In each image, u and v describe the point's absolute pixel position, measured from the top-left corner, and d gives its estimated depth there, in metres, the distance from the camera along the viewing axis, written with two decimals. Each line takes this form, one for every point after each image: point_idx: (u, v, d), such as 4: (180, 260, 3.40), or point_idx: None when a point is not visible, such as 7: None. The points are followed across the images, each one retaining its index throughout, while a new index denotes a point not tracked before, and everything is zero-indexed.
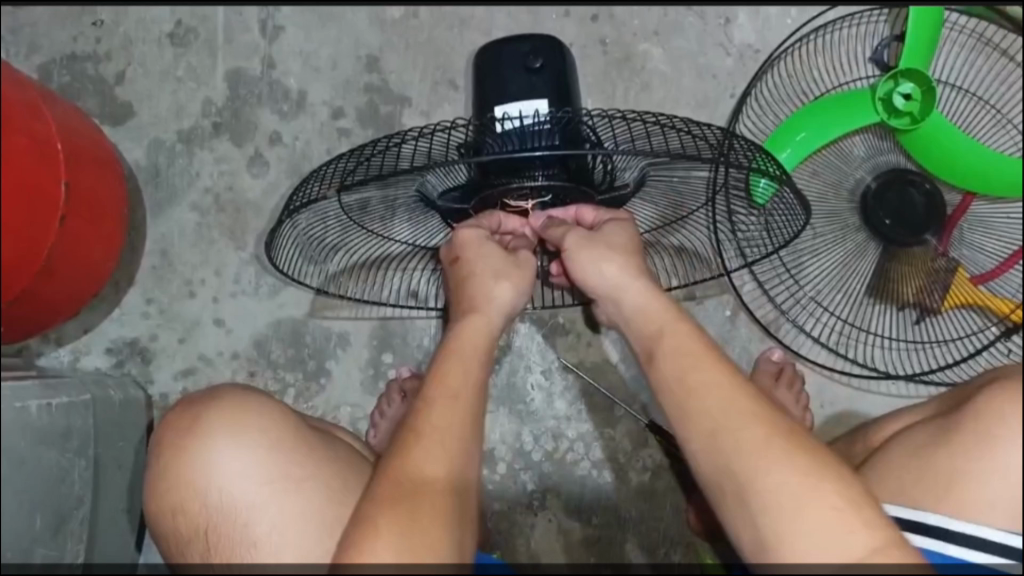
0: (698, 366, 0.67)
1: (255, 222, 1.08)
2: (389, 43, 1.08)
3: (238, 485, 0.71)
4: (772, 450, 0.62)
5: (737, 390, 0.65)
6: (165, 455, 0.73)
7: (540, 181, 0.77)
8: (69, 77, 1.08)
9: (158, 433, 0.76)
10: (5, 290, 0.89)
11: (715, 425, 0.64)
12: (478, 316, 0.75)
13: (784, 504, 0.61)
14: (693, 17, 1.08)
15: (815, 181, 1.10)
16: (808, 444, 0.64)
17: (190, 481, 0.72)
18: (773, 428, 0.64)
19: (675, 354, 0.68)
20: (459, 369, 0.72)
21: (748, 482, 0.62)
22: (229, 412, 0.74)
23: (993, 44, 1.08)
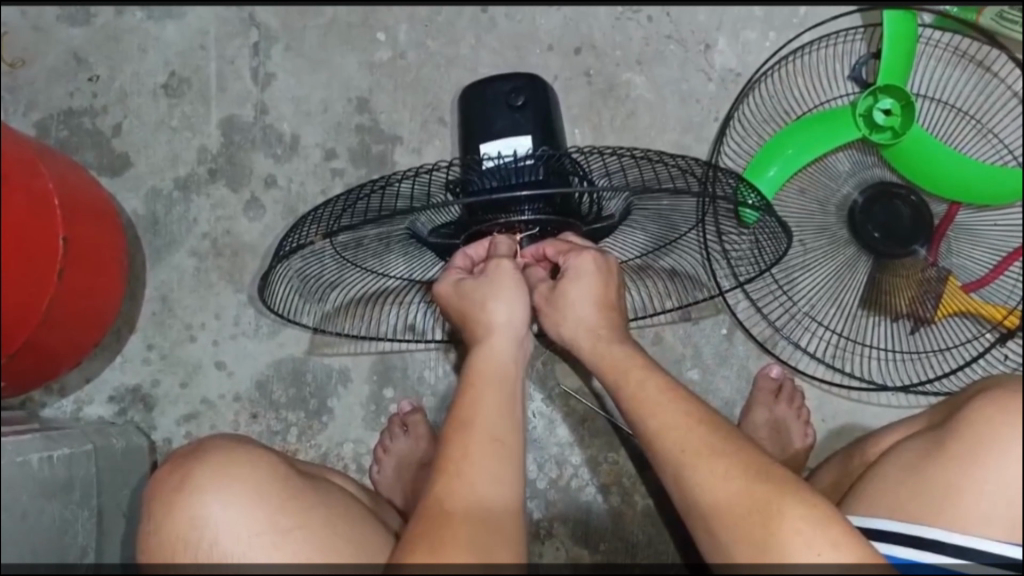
0: (662, 407, 0.76)
1: (253, 264, 1.09)
2: (378, 84, 1.10)
3: (230, 534, 0.78)
4: (736, 483, 0.70)
5: (699, 427, 0.74)
6: (161, 511, 0.80)
7: (528, 216, 0.78)
8: (67, 132, 1.11)
9: (153, 489, 0.83)
10: (6, 343, 0.91)
11: (683, 458, 0.73)
12: (489, 340, 0.78)
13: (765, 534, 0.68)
14: (674, 45, 1.11)
15: (803, 197, 1.12)
16: (775, 474, 0.71)
17: (184, 533, 0.78)
18: (733, 464, 0.71)
19: (641, 398, 0.77)
20: (485, 398, 0.75)
21: (717, 516, 0.70)
22: (218, 466, 0.81)
23: (968, 56, 1.11)
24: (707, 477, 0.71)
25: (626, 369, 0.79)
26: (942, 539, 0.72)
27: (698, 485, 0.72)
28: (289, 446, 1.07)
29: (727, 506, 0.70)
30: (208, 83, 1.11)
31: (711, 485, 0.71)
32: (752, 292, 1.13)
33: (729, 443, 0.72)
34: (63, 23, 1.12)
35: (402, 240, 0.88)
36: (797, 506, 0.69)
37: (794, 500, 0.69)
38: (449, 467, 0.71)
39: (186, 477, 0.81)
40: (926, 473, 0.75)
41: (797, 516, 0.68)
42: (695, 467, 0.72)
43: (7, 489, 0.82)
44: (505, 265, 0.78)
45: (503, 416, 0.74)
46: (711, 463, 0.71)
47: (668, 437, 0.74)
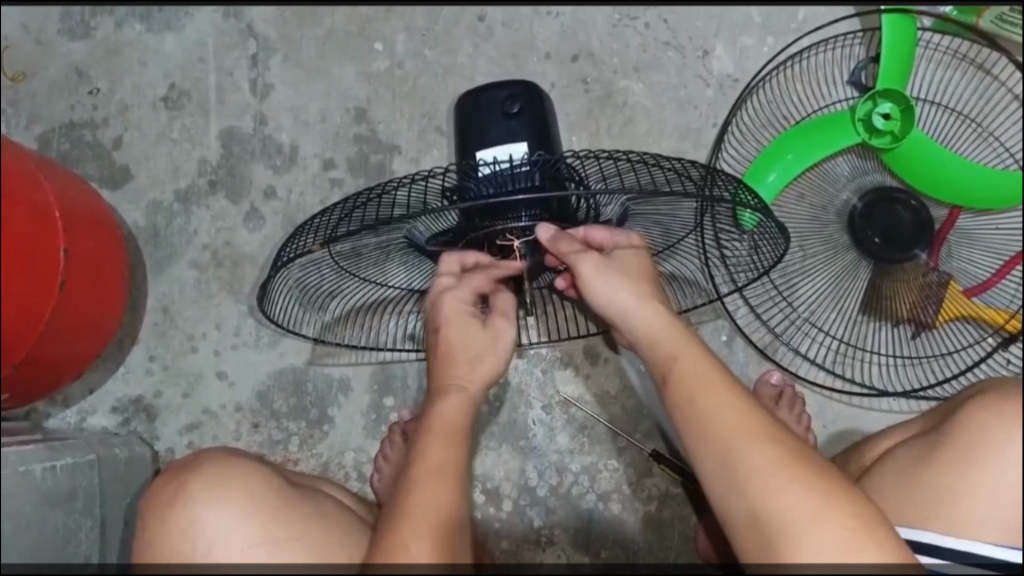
0: (710, 390, 0.68)
1: (253, 275, 1.10)
2: (376, 94, 1.11)
3: (223, 542, 0.78)
4: (798, 486, 0.63)
5: (758, 418, 0.67)
6: (155, 523, 0.80)
7: (525, 223, 0.78)
8: (68, 145, 1.12)
9: (149, 499, 0.84)
10: (9, 357, 0.92)
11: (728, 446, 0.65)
12: (461, 390, 0.77)
13: (799, 522, 0.62)
14: (671, 51, 1.11)
15: (803, 204, 1.11)
16: (814, 464, 0.65)
17: (178, 543, 0.79)
18: (792, 460, 0.65)
19: (687, 378, 0.69)
20: (443, 444, 0.73)
21: (772, 524, 0.63)
22: (213, 476, 0.81)
23: (969, 59, 1.10)
24: (774, 480, 0.63)
25: (680, 352, 0.71)
26: (939, 543, 0.72)
27: (770, 491, 0.63)
28: (291, 455, 1.08)
29: (793, 515, 0.62)
30: (207, 95, 1.12)
31: (781, 493, 0.63)
32: (752, 297, 1.13)
33: (784, 437, 0.66)
34: (64, 37, 1.13)
35: (400, 251, 0.88)
36: (846, 504, 0.63)
37: (841, 501, 0.63)
38: (405, 515, 0.69)
39: (181, 487, 0.81)
40: (920, 480, 0.75)
41: (847, 514, 0.63)
42: (755, 464, 0.64)
43: (8, 503, 0.83)
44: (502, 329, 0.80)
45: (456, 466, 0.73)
46: (768, 453, 0.64)
47: (719, 427, 0.66)
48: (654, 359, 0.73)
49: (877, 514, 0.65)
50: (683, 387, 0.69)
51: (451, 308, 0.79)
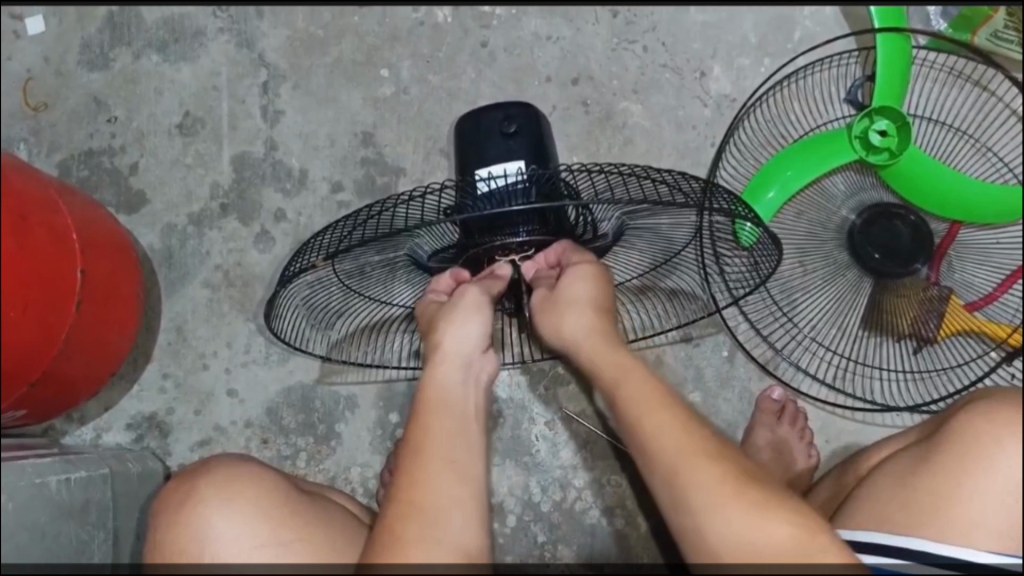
0: (652, 410, 0.70)
1: (263, 295, 1.13)
2: (383, 119, 1.14)
3: (227, 543, 0.81)
4: (745, 508, 0.66)
5: (693, 437, 0.69)
6: (163, 527, 0.83)
7: (522, 238, 0.81)
8: (88, 172, 1.16)
9: (158, 505, 0.86)
10: (30, 370, 0.95)
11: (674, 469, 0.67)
12: (443, 364, 0.77)
13: (735, 534, 0.66)
14: (669, 73, 1.13)
15: (802, 220, 1.12)
16: (765, 487, 0.68)
17: (186, 544, 0.81)
18: (722, 474, 0.67)
19: (637, 398, 0.71)
20: (439, 420, 0.74)
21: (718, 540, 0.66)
22: (222, 477, 0.85)
23: (965, 75, 1.11)
24: (716, 495, 0.66)
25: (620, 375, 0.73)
26: (934, 550, 0.74)
27: (708, 527, 0.66)
28: (299, 471, 1.10)
29: (742, 544, 0.66)
30: (220, 122, 1.16)
31: (727, 524, 0.66)
32: (753, 312, 1.14)
33: (723, 451, 0.69)
34: (83, 68, 1.18)
35: (405, 267, 0.91)
36: (790, 512, 0.67)
37: (782, 517, 0.66)
38: (409, 487, 0.71)
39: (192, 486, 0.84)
40: (916, 485, 0.77)
41: (789, 531, 0.66)
42: (693, 488, 0.67)
43: (23, 514, 0.86)
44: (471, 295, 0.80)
45: (461, 436, 0.74)
46: (706, 469, 0.67)
47: (659, 447, 0.68)
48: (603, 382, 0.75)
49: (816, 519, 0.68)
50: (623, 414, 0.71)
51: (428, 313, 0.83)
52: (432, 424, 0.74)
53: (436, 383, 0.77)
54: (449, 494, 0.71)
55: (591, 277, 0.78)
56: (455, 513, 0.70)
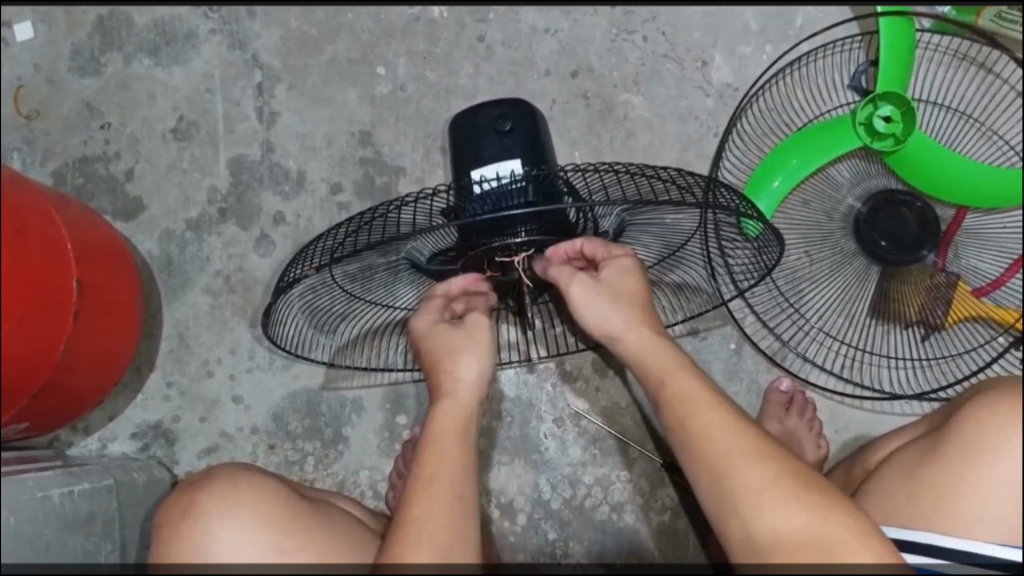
0: (701, 412, 0.73)
1: (265, 300, 1.12)
2: (380, 118, 1.13)
3: (234, 556, 0.80)
4: (804, 505, 0.68)
5: (742, 436, 0.71)
6: (167, 540, 0.82)
7: (523, 238, 0.79)
8: (83, 179, 1.14)
9: (161, 518, 0.85)
10: (29, 384, 0.94)
11: (720, 468, 0.70)
12: (453, 397, 0.77)
13: (790, 534, 0.67)
14: (670, 64, 1.12)
15: (807, 209, 1.11)
16: (816, 483, 0.70)
17: (189, 556, 0.81)
18: (784, 475, 0.69)
19: (683, 402, 0.74)
20: (440, 452, 0.74)
21: (765, 538, 0.68)
22: (223, 487, 0.84)
23: (970, 58, 1.10)
24: (772, 493, 0.68)
25: (666, 373, 0.76)
26: (939, 543, 0.74)
27: (760, 518, 0.68)
28: (307, 475, 1.10)
29: (800, 534, 0.67)
30: (216, 125, 1.15)
31: (785, 518, 0.68)
32: (760, 303, 1.13)
33: (784, 458, 0.71)
34: (74, 73, 1.16)
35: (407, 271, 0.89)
36: (840, 508, 0.69)
37: (836, 514, 0.68)
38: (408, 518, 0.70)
39: (193, 497, 0.84)
40: (923, 479, 0.76)
41: (846, 526, 0.68)
42: (748, 481, 0.69)
43: (27, 528, 0.85)
44: (480, 321, 0.79)
45: (455, 466, 0.73)
46: (761, 467, 0.69)
47: (704, 447, 0.71)
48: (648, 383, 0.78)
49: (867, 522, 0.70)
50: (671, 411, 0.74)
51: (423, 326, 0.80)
52: (432, 460, 0.73)
53: (442, 416, 0.76)
54: (443, 522, 0.70)
55: (629, 273, 0.82)
56: (448, 545, 0.69)
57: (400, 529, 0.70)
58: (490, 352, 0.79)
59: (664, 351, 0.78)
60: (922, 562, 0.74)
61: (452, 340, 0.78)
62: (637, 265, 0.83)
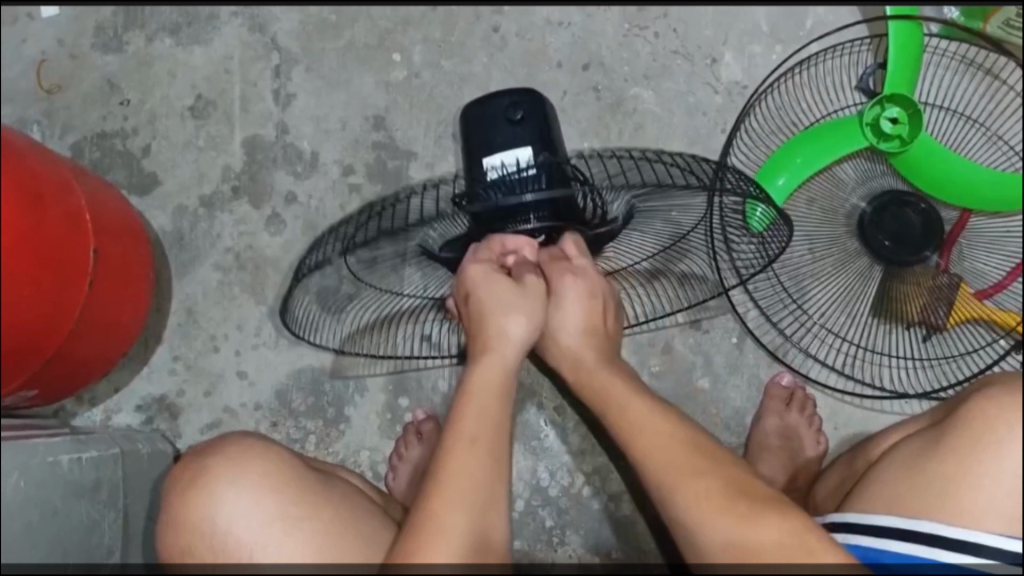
0: (656, 430, 0.79)
1: (274, 278, 1.13)
2: (395, 103, 1.15)
3: (242, 510, 0.81)
4: (728, 514, 0.72)
5: (689, 456, 0.76)
6: (180, 489, 0.84)
7: (532, 223, 0.81)
8: (100, 154, 1.17)
9: (177, 474, 0.87)
10: (43, 351, 0.95)
11: (667, 474, 0.76)
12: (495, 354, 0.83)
13: (722, 531, 0.72)
14: (681, 59, 1.13)
15: (814, 208, 1.12)
16: (750, 495, 0.73)
17: (200, 501, 0.82)
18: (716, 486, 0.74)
19: (642, 421, 0.80)
20: (478, 407, 0.80)
21: (708, 540, 0.72)
22: (228, 465, 0.84)
23: (978, 65, 1.11)
24: (700, 498, 0.73)
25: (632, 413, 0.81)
26: (940, 531, 0.74)
27: (698, 525, 0.73)
28: (308, 453, 1.10)
29: (735, 544, 0.71)
30: (233, 105, 1.17)
31: (722, 529, 0.72)
32: (763, 300, 1.14)
33: (716, 467, 0.76)
34: (97, 51, 1.19)
35: (416, 255, 0.89)
36: (773, 518, 0.71)
37: (776, 522, 0.71)
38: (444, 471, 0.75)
39: (198, 478, 0.84)
40: (925, 469, 0.77)
41: (775, 530, 0.71)
42: (681, 485, 0.74)
43: (35, 491, 0.86)
44: (535, 284, 0.85)
45: (491, 425, 0.79)
46: (694, 483, 0.74)
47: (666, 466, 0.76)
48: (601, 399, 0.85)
49: (807, 521, 0.71)
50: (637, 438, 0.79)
51: (479, 272, 0.83)
52: (473, 415, 0.79)
53: (483, 375, 0.82)
54: (474, 482, 0.75)
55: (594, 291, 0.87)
56: (476, 505, 0.74)
57: (434, 483, 0.75)
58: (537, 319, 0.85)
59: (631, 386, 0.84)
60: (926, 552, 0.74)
61: (506, 294, 0.83)
62: (602, 284, 0.87)
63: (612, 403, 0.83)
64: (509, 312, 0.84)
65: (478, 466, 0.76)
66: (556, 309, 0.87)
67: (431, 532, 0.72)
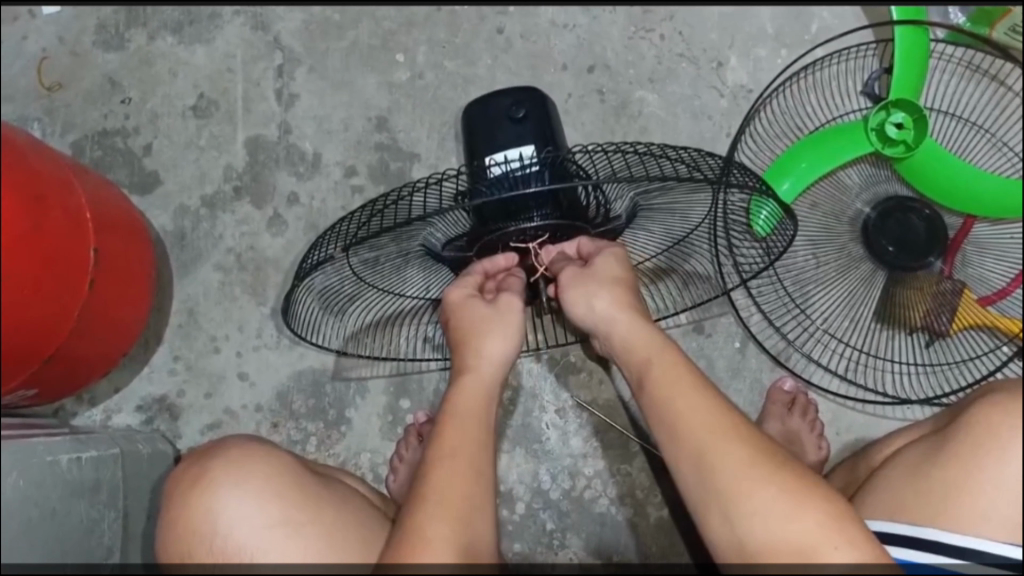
0: (686, 393, 0.74)
1: (276, 279, 1.13)
2: (398, 104, 1.14)
3: (244, 513, 0.80)
4: (779, 495, 0.69)
5: (717, 417, 0.72)
6: (183, 491, 0.83)
7: (537, 222, 0.80)
8: (100, 152, 1.16)
9: (180, 474, 0.86)
10: (44, 349, 0.95)
11: (703, 445, 0.71)
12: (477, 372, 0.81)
13: (767, 522, 0.68)
14: (686, 63, 1.13)
15: (817, 212, 1.12)
16: (788, 467, 0.71)
17: (203, 503, 0.81)
18: (760, 461, 0.70)
19: (665, 379, 0.76)
20: (462, 421, 0.78)
21: (750, 533, 0.68)
22: (226, 468, 0.83)
23: (982, 70, 1.11)
24: (746, 481, 0.69)
25: (654, 358, 0.78)
26: (941, 539, 0.74)
27: (733, 491, 0.69)
28: (308, 455, 1.10)
29: (770, 514, 0.68)
30: (235, 104, 1.16)
31: (757, 499, 0.69)
32: (767, 304, 1.14)
33: (756, 440, 0.72)
34: (99, 49, 1.18)
35: (417, 257, 0.88)
36: (819, 502, 0.69)
37: (813, 498, 0.69)
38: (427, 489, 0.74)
39: (196, 481, 0.83)
40: (930, 475, 0.76)
41: (817, 519, 0.68)
42: (722, 463, 0.70)
43: (34, 491, 0.86)
44: (513, 304, 0.83)
45: (474, 437, 0.77)
46: (735, 448, 0.71)
47: (691, 425, 0.72)
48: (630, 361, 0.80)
49: (844, 507, 0.70)
50: (656, 391, 0.76)
51: (458, 297, 0.85)
52: (455, 432, 0.77)
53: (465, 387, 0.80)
54: (461, 495, 0.74)
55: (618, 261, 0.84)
56: (465, 515, 0.73)
57: (417, 502, 0.73)
58: (518, 330, 0.83)
59: (654, 336, 0.80)
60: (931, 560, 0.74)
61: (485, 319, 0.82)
62: (625, 258, 0.85)
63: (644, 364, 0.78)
64: (489, 331, 0.82)
65: (463, 483, 0.74)
66: (583, 277, 0.82)
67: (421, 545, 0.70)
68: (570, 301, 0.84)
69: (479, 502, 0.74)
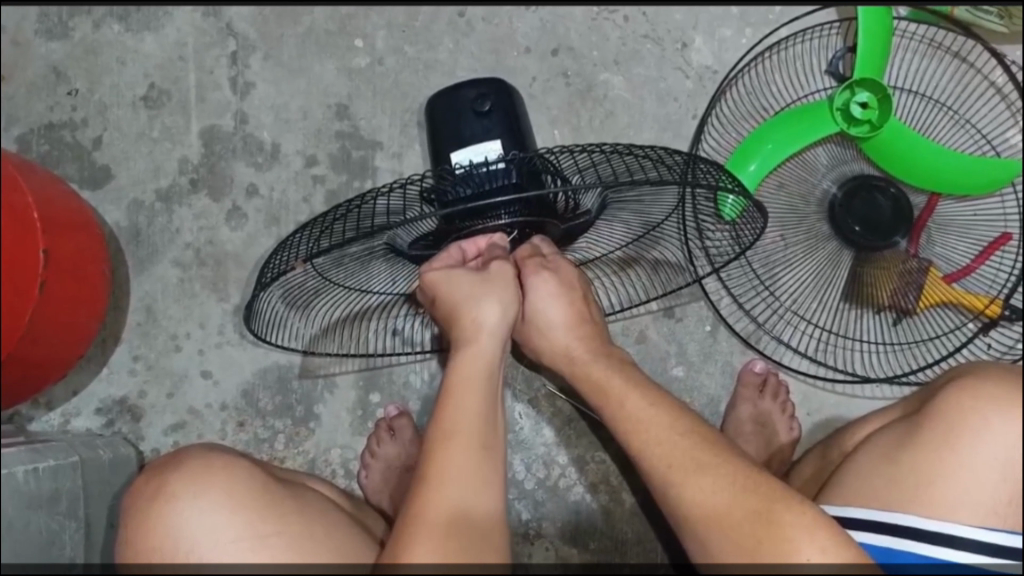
0: (654, 425, 0.78)
1: (237, 273, 1.10)
2: (358, 90, 1.11)
3: (207, 523, 0.78)
4: (721, 487, 0.73)
5: (680, 442, 0.76)
6: (147, 498, 0.81)
7: (505, 220, 0.78)
8: (48, 147, 1.12)
9: (144, 480, 0.84)
10: (6, 341, 0.90)
11: (666, 471, 0.76)
12: (472, 344, 0.78)
13: (711, 514, 0.73)
14: (650, 44, 1.11)
15: (783, 193, 1.12)
16: (731, 459, 0.75)
17: (165, 512, 0.79)
18: (698, 459, 0.75)
19: (632, 414, 0.79)
20: (462, 405, 0.75)
21: (699, 521, 0.74)
22: (183, 483, 0.80)
23: (944, 47, 1.11)
24: (686, 475, 0.75)
25: (608, 385, 0.81)
26: (918, 526, 0.74)
27: (681, 497, 0.75)
28: (277, 454, 1.08)
29: (705, 511, 0.73)
30: (188, 94, 1.12)
31: (692, 496, 0.74)
32: (733, 285, 1.13)
33: (699, 441, 0.76)
34: (42, 37, 1.14)
35: (384, 254, 0.86)
36: (755, 497, 0.73)
37: (750, 496, 0.73)
38: (428, 474, 0.72)
39: (152, 500, 0.80)
40: (901, 460, 0.77)
41: (753, 508, 0.72)
42: (670, 470, 0.75)
43: None
44: (503, 270, 0.78)
45: (475, 417, 0.75)
46: (699, 479, 0.74)
47: (652, 456, 0.77)
48: (591, 394, 0.83)
49: (790, 497, 0.73)
50: (620, 426, 0.80)
51: (438, 277, 0.78)
52: (455, 410, 0.75)
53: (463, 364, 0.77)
54: (463, 478, 0.72)
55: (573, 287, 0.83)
56: (467, 493, 0.71)
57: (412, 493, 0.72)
58: (513, 293, 0.79)
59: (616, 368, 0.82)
60: (921, 548, 0.74)
61: (473, 287, 0.77)
62: (574, 275, 0.83)
63: (605, 402, 0.81)
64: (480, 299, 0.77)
65: (462, 463, 0.72)
66: (526, 323, 0.85)
67: (415, 538, 0.69)
68: (526, 339, 0.87)
69: (482, 472, 0.72)
